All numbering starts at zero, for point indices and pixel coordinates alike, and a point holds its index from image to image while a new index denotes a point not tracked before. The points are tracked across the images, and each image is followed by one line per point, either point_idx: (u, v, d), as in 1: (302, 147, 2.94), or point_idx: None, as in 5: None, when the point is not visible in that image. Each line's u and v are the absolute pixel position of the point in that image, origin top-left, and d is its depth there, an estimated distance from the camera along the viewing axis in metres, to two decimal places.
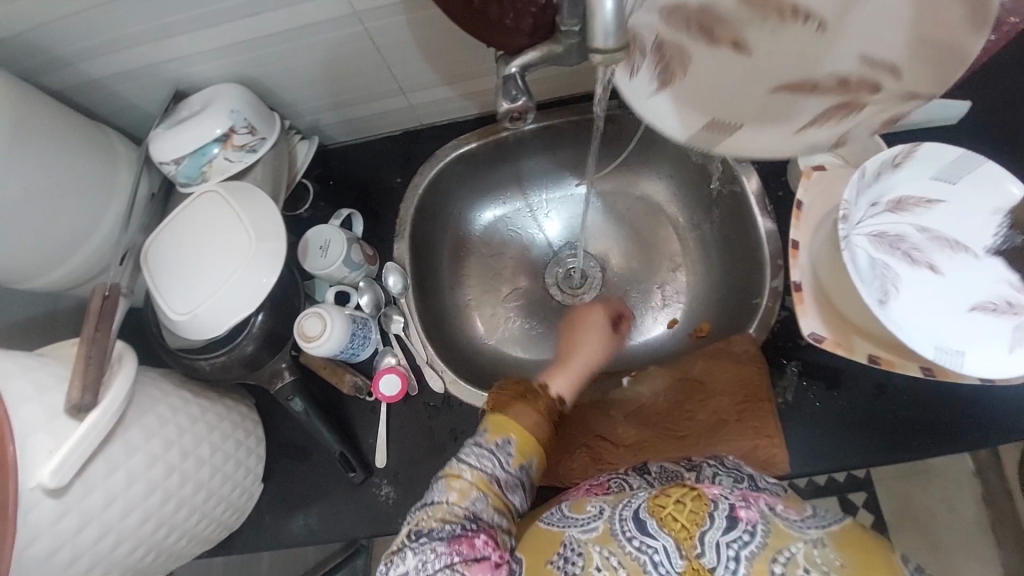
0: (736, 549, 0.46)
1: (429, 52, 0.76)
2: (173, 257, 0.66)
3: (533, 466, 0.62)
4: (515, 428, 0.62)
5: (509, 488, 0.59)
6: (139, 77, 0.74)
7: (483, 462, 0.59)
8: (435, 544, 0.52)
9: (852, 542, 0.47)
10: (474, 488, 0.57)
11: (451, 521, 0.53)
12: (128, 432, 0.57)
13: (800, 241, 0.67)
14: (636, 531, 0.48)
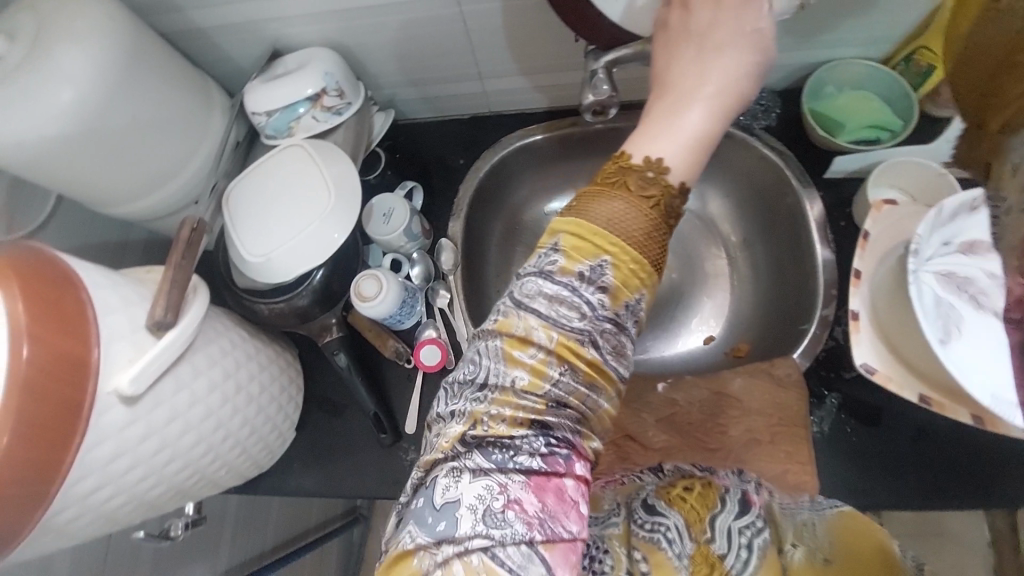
0: (748, 538, 0.60)
1: (514, 43, 0.79)
2: (252, 201, 0.70)
3: (642, 300, 0.46)
4: (603, 240, 0.44)
5: (604, 348, 0.44)
6: (242, 31, 0.78)
7: (566, 314, 0.43)
8: (509, 471, 0.42)
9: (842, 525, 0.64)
10: (555, 360, 0.43)
11: (530, 428, 0.43)
12: (195, 357, 0.60)
13: (862, 270, 0.66)
14: (646, 517, 0.60)
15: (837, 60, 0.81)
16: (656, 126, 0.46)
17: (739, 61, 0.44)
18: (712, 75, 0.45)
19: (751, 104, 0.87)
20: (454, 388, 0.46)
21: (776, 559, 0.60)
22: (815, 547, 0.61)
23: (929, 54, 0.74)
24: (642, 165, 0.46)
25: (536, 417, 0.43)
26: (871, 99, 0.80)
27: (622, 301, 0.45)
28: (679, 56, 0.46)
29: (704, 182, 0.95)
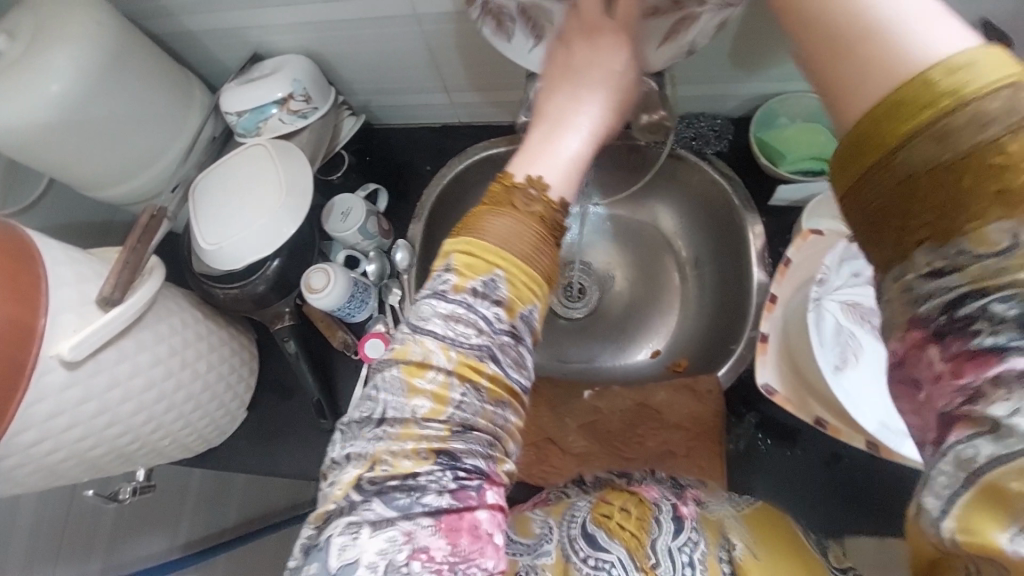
0: (689, 553, 0.54)
1: (474, 60, 0.83)
2: (215, 192, 0.76)
3: (538, 311, 0.45)
4: (495, 258, 0.44)
5: (505, 362, 0.42)
6: (225, 36, 0.84)
7: (459, 328, 0.42)
8: (417, 513, 0.39)
9: (765, 528, 0.59)
10: (456, 380, 0.41)
11: (434, 463, 0.40)
12: (141, 332, 0.66)
13: (779, 295, 0.68)
14: (588, 549, 0.54)
15: (789, 92, 0.82)
16: (535, 147, 0.50)
17: (604, 92, 0.51)
18: (584, 110, 0.50)
19: (704, 129, 0.89)
20: (348, 428, 0.43)
21: (718, 565, 0.53)
22: (751, 548, 0.55)
23: None
24: (524, 182, 0.47)
25: (440, 447, 0.40)
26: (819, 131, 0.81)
27: (518, 313, 0.43)
28: (555, 91, 0.51)
29: (657, 200, 0.98)
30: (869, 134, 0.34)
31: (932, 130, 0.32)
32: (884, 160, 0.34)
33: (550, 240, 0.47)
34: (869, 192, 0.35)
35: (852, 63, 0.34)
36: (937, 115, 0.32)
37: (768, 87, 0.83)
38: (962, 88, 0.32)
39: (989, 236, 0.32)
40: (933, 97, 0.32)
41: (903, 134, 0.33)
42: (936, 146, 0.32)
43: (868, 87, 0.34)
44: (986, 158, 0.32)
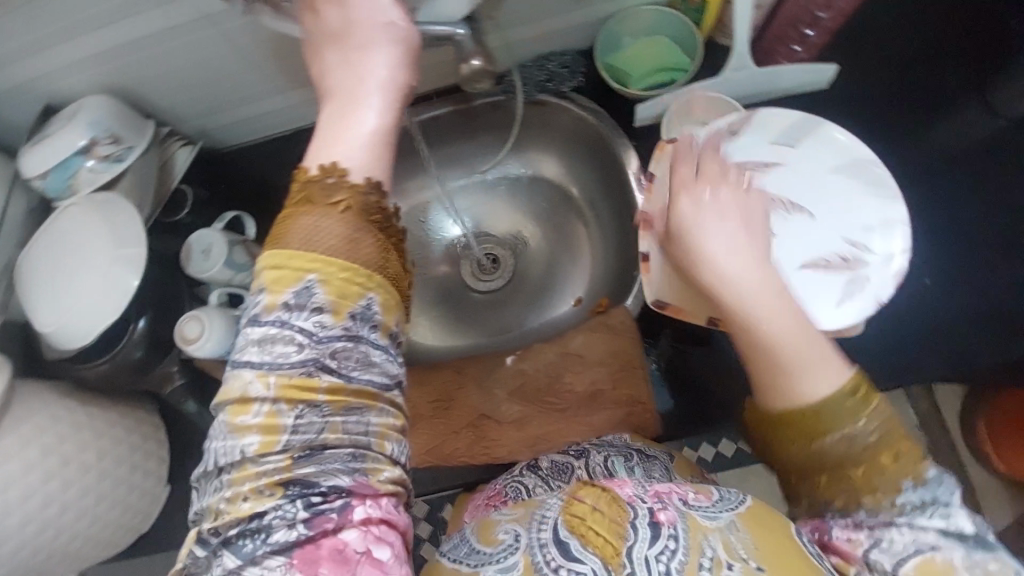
0: (666, 563, 0.42)
1: (295, 53, 0.76)
2: (41, 268, 0.68)
3: (374, 303, 0.42)
4: (307, 262, 0.40)
5: (342, 367, 0.40)
6: (11, 96, 0.75)
7: (286, 345, 0.39)
8: (270, 554, 0.37)
9: (768, 524, 0.46)
10: (284, 404, 0.38)
11: (284, 497, 0.38)
12: (2, 441, 0.62)
13: (652, 211, 0.67)
14: (559, 558, 0.45)
15: (624, 9, 0.80)
16: (330, 126, 0.45)
17: (382, 50, 0.46)
18: (364, 75, 0.46)
19: (556, 67, 0.86)
20: (200, 479, 0.40)
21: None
22: (752, 561, 0.43)
23: None
24: (320, 173, 0.43)
25: (284, 477, 0.38)
26: (657, 41, 0.81)
27: (346, 313, 0.40)
28: (329, 64, 0.47)
29: (536, 148, 0.96)
30: (779, 435, 0.47)
31: (838, 440, 0.44)
32: (801, 445, 0.46)
33: (370, 228, 0.43)
34: (787, 462, 0.48)
35: (786, 378, 0.46)
36: (824, 435, 0.45)
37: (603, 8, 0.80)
38: (822, 429, 0.45)
39: (872, 486, 0.43)
40: (836, 409, 0.44)
41: (813, 439, 0.45)
42: (846, 446, 0.44)
43: (788, 392, 0.46)
44: (845, 470, 0.44)
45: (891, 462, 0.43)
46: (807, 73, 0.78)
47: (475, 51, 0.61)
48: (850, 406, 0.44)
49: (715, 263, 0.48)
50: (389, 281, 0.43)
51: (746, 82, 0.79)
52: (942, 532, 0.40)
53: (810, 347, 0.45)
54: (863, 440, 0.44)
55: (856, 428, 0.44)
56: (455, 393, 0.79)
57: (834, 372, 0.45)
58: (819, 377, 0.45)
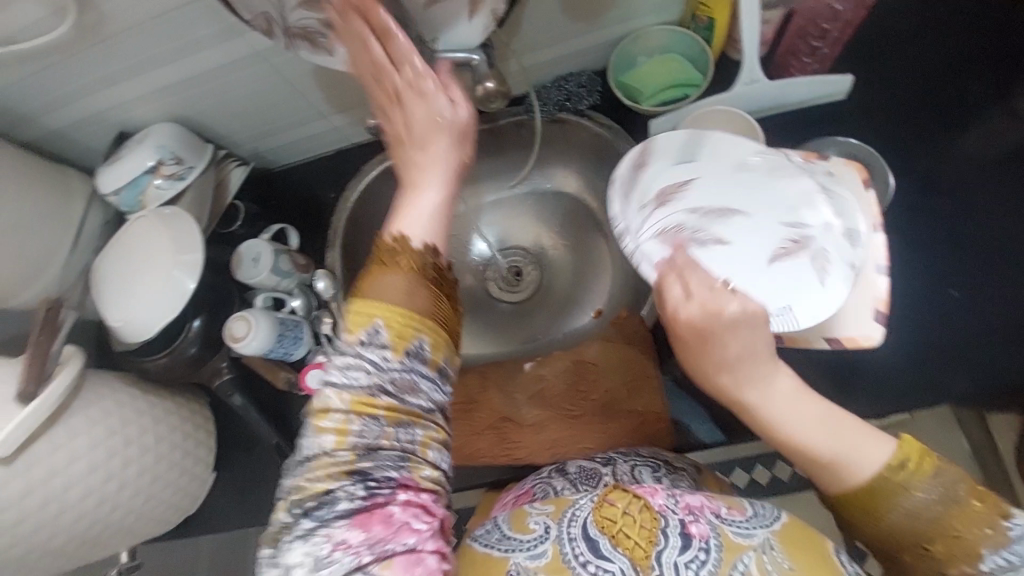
0: (695, 569, 0.52)
1: (335, 80, 0.85)
2: (113, 272, 0.78)
3: (426, 344, 0.49)
4: (379, 310, 0.48)
5: (399, 392, 0.47)
6: (90, 124, 0.85)
7: (354, 375, 0.47)
8: (333, 521, 0.44)
9: (800, 553, 0.54)
10: (354, 416, 0.46)
11: (348, 479, 0.45)
12: (71, 418, 0.68)
13: (660, 223, 0.72)
14: (590, 555, 0.53)
15: (636, 31, 0.85)
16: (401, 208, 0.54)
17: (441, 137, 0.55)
18: (427, 161, 0.55)
19: (574, 87, 0.91)
20: (285, 470, 0.48)
21: None
22: (777, 573, 0.53)
23: (704, 10, 0.80)
24: (394, 243, 0.52)
25: (351, 467, 0.45)
26: (672, 61, 0.85)
27: (403, 350, 0.48)
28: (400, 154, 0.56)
29: (561, 164, 0.97)
30: (847, 511, 0.49)
31: (903, 509, 0.47)
32: (874, 524, 0.48)
33: (427, 284, 0.51)
34: (871, 538, 0.50)
35: (838, 473, 0.48)
36: (898, 500, 0.47)
37: (617, 30, 0.85)
38: (891, 497, 0.47)
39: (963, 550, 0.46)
40: (892, 486, 0.47)
41: (879, 510, 0.48)
42: (911, 517, 0.47)
43: (845, 479, 0.48)
44: (923, 542, 0.47)
45: (960, 522, 0.46)
46: (816, 85, 0.80)
47: (490, 74, 0.66)
48: (896, 476, 0.47)
49: (743, 389, 0.50)
50: (439, 329, 0.50)
51: (757, 95, 0.81)
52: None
53: (847, 443, 0.48)
54: (932, 510, 0.47)
55: (916, 496, 0.47)
56: (477, 397, 0.85)
57: (879, 448, 0.48)
58: (863, 455, 0.48)
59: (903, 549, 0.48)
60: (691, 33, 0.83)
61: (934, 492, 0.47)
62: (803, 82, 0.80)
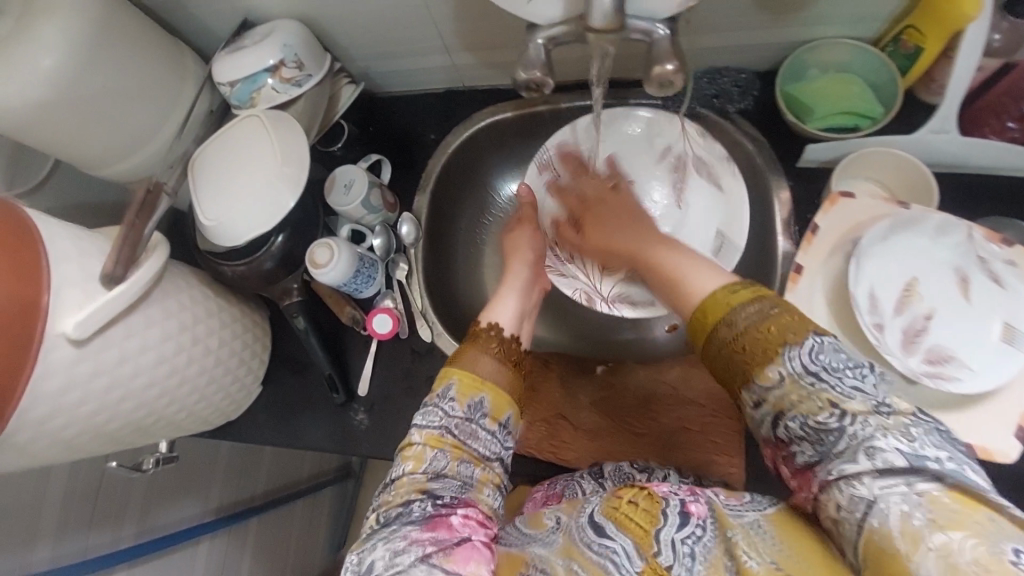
0: (690, 545, 0.53)
1: (476, 16, 0.77)
2: (213, 168, 0.75)
3: (486, 402, 0.66)
4: (456, 376, 0.67)
5: (462, 436, 0.64)
6: (212, 3, 0.79)
7: (433, 419, 0.65)
8: (409, 530, 0.56)
9: (795, 529, 0.53)
10: (428, 448, 0.63)
11: (420, 497, 0.59)
12: (149, 308, 0.66)
13: (805, 265, 0.64)
14: (595, 536, 0.56)
15: (818, 39, 0.74)
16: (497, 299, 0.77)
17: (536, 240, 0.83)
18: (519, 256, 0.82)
19: (727, 84, 0.82)
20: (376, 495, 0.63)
21: (723, 563, 0.52)
22: (769, 555, 0.51)
23: (915, 35, 0.67)
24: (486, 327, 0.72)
25: (424, 487, 0.60)
26: (852, 82, 0.74)
27: (466, 402, 0.65)
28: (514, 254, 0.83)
29: None
30: (704, 327, 0.61)
31: (729, 321, 0.58)
32: (715, 333, 0.59)
33: (498, 357, 0.69)
34: (720, 355, 0.59)
35: (681, 285, 0.65)
36: (729, 315, 0.59)
37: (798, 35, 0.74)
38: (723, 314, 0.59)
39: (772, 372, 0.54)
40: (729, 296, 0.60)
41: (716, 320, 0.59)
42: (733, 328, 0.58)
43: (693, 290, 0.63)
44: (746, 347, 0.56)
45: (773, 334, 0.55)
46: (1015, 153, 0.70)
47: (669, 54, 0.57)
48: (726, 298, 0.60)
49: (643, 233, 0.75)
50: (501, 391, 0.67)
51: (940, 147, 0.71)
52: (875, 473, 0.47)
53: (693, 264, 0.66)
54: (745, 326, 0.57)
55: (740, 313, 0.58)
56: (538, 385, 0.80)
57: (720, 278, 0.63)
58: (701, 280, 0.64)
59: (742, 354, 0.57)
60: (883, 56, 0.72)
61: (754, 313, 0.57)
62: (1000, 147, 0.69)
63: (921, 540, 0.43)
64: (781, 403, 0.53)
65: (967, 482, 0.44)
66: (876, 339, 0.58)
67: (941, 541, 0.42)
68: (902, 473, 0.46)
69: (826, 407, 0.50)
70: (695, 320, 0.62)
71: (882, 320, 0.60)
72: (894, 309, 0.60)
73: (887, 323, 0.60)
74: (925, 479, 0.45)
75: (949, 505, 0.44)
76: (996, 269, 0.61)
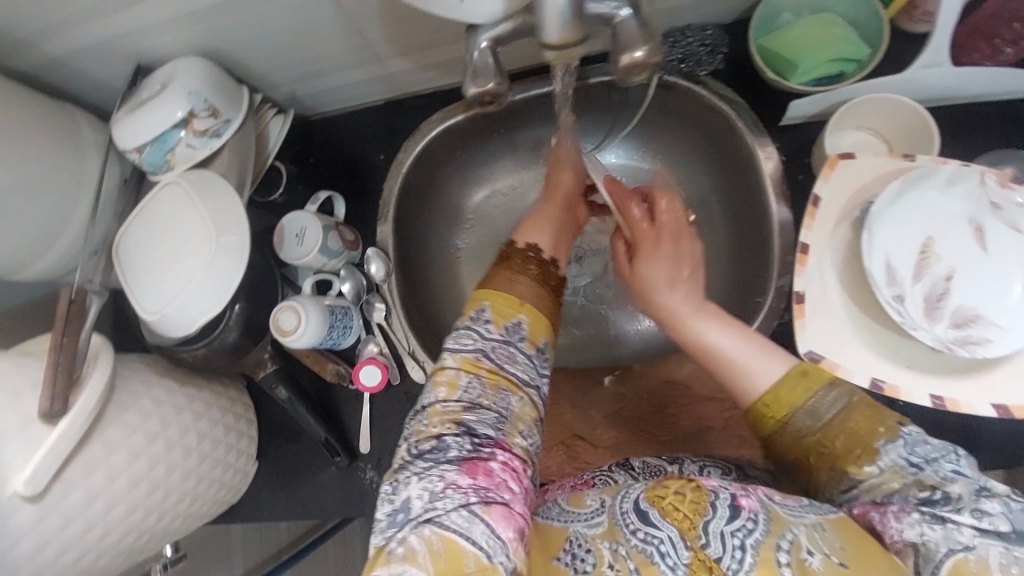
0: (741, 538, 0.44)
1: (394, 21, 0.66)
2: (143, 251, 0.65)
3: (525, 325, 0.58)
4: (489, 298, 0.58)
5: (499, 360, 0.55)
6: (94, 55, 0.66)
7: (466, 342, 0.56)
8: (446, 467, 0.49)
9: (857, 533, 0.46)
10: (463, 374, 0.54)
11: (456, 431, 0.51)
12: (107, 430, 0.59)
13: (810, 244, 0.60)
14: (639, 522, 0.47)
15: None
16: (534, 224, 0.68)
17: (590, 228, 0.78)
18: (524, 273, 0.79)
19: (694, 45, 0.72)
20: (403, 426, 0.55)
21: (773, 559, 0.43)
22: (833, 555, 0.43)
23: None
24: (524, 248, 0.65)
25: (459, 419, 0.52)
26: (832, 24, 0.65)
27: (503, 324, 0.57)
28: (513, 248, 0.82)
29: (658, 139, 0.83)
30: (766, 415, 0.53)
31: (803, 416, 0.52)
32: (781, 433, 0.53)
33: (534, 279, 0.62)
34: (787, 447, 0.53)
35: (738, 377, 0.55)
36: (800, 410, 0.52)
37: None
38: (790, 411, 0.52)
39: (858, 462, 0.49)
40: (793, 393, 0.53)
41: (782, 421, 0.53)
42: (811, 422, 0.52)
43: (749, 381, 0.55)
44: (825, 444, 0.51)
45: (861, 427, 0.50)
46: (1003, 80, 0.64)
47: (638, 38, 0.49)
48: (793, 388, 0.53)
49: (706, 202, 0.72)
50: (542, 319, 0.59)
51: (931, 83, 0.65)
52: (976, 530, 0.42)
53: (751, 348, 0.55)
54: (829, 419, 0.51)
55: (818, 403, 0.52)
56: (550, 408, 0.77)
57: (781, 361, 0.54)
58: (761, 366, 0.54)
59: (817, 451, 0.51)
60: None
61: (835, 402, 0.51)
62: (994, 74, 0.63)
63: None
64: (876, 487, 0.48)
65: None
66: (900, 315, 0.55)
67: None
68: (998, 536, 0.42)
69: (927, 487, 0.45)
70: (754, 414, 0.54)
71: (901, 292, 0.55)
72: (910, 278, 0.55)
73: (905, 295, 0.55)
74: (1017, 544, 0.41)
75: None
76: (1010, 213, 0.54)
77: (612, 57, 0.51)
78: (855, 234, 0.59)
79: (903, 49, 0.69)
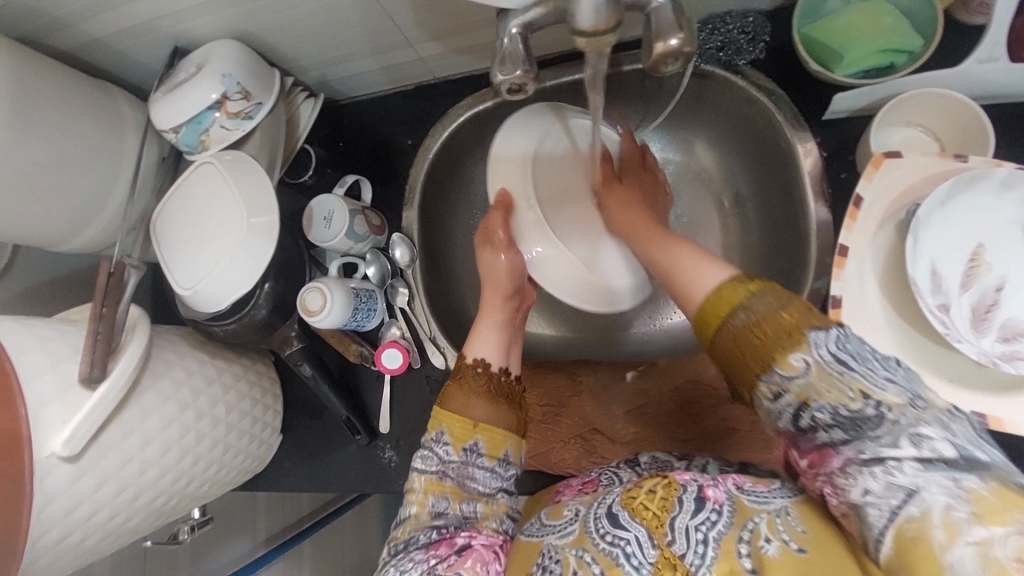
0: (705, 532, 0.44)
1: (424, 5, 0.66)
2: (179, 228, 0.68)
3: (482, 444, 0.59)
4: (447, 421, 0.59)
5: (462, 478, 0.57)
6: (134, 36, 0.67)
7: (428, 463, 0.58)
8: (414, 553, 0.51)
9: (820, 521, 0.44)
10: (429, 493, 0.56)
11: (426, 528, 0.54)
12: (142, 397, 0.63)
13: (850, 245, 0.57)
14: (609, 526, 0.47)
15: None
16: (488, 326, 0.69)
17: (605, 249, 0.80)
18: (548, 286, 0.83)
19: (734, 32, 0.69)
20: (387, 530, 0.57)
21: (734, 552, 0.43)
22: (792, 542, 0.42)
23: None
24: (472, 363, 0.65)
25: (428, 524, 0.54)
26: (885, 13, 0.62)
27: (461, 446, 0.58)
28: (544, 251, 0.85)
29: (692, 130, 0.81)
30: (705, 317, 0.50)
31: (737, 316, 0.47)
32: (717, 335, 0.48)
33: (487, 399, 0.61)
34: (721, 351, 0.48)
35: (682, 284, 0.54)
36: (734, 308, 0.47)
37: None
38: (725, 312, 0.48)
39: (790, 363, 0.44)
40: (733, 292, 0.48)
41: (717, 320, 0.48)
42: (743, 318, 0.47)
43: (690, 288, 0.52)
44: (756, 341, 0.45)
45: (792, 320, 0.45)
46: None
47: (674, 27, 0.47)
48: (730, 290, 0.49)
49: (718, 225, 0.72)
50: (499, 433, 0.59)
51: (990, 77, 0.61)
52: (917, 463, 0.38)
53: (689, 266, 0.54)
54: (759, 315, 0.46)
55: (751, 303, 0.47)
56: (568, 399, 0.77)
57: (722, 270, 0.51)
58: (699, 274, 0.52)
59: (754, 350, 0.46)
60: None
61: (766, 301, 0.46)
62: None
63: (961, 538, 0.35)
64: (806, 393, 0.43)
65: (1008, 479, 0.36)
66: (944, 325, 0.51)
67: (984, 535, 0.34)
68: (942, 465, 0.37)
69: (860, 396, 0.40)
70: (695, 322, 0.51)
71: (948, 300, 0.53)
72: (956, 287, 0.54)
73: (950, 302, 0.53)
74: (968, 475, 0.36)
75: (1002, 507, 0.35)
76: None
77: (645, 46, 0.49)
78: (898, 237, 0.57)
79: (962, 40, 0.65)
